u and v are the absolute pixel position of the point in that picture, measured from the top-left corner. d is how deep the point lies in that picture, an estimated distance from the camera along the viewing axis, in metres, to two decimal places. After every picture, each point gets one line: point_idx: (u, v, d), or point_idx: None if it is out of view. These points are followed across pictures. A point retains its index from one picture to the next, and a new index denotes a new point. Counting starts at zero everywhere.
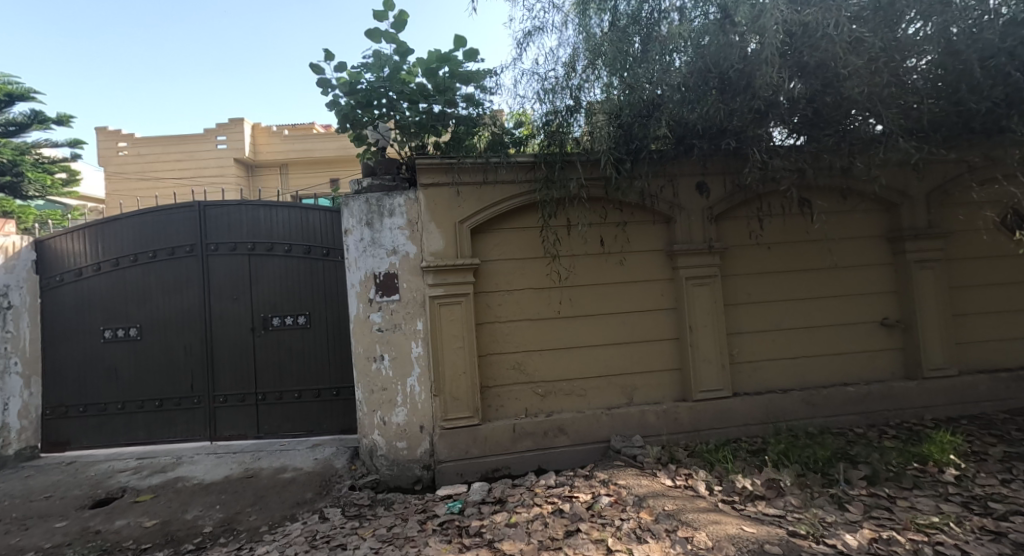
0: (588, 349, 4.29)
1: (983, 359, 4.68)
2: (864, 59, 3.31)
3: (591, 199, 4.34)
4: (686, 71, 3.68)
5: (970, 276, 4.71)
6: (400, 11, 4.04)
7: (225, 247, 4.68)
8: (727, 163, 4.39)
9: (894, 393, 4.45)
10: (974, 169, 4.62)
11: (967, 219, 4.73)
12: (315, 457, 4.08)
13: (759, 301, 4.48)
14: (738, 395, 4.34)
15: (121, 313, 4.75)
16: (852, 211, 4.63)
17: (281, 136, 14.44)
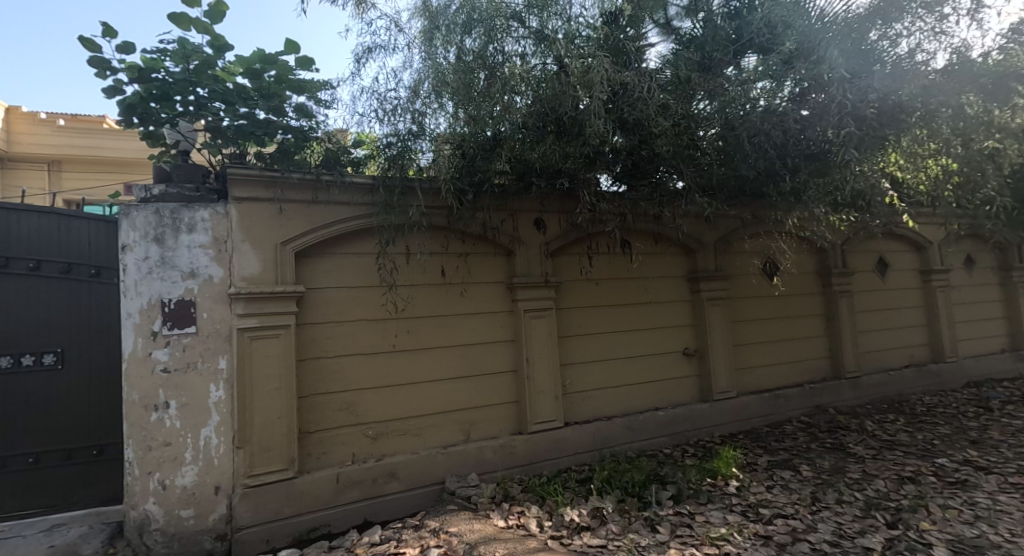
0: (425, 385, 4.06)
1: (754, 382, 5.66)
2: (669, 121, 3.84)
3: (432, 227, 4.20)
4: (526, 111, 3.79)
5: (745, 312, 5.69)
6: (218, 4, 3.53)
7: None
8: (561, 203, 4.68)
9: (693, 415, 5.09)
10: (747, 225, 5.69)
11: (742, 266, 5.75)
12: (51, 543, 3.06)
13: (588, 334, 4.77)
14: (569, 424, 4.51)
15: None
16: (661, 253, 5.27)
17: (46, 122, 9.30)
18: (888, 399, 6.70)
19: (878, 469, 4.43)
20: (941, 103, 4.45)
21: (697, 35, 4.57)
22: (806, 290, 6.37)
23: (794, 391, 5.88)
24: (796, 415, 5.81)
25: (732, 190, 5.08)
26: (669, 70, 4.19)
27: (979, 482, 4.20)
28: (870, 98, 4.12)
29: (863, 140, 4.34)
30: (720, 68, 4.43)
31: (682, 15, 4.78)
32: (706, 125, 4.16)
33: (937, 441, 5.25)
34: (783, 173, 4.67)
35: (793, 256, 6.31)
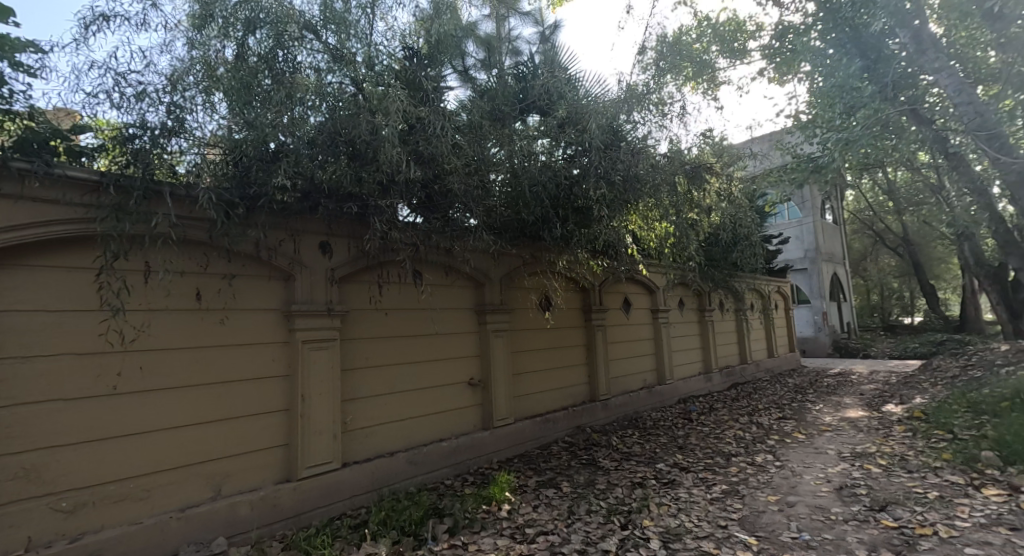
0: (162, 434, 3.30)
1: (529, 408, 6.20)
2: (459, 159, 4.14)
3: (187, 242, 3.52)
4: (317, 128, 3.56)
5: (523, 343, 6.25)
6: None
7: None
8: (352, 228, 4.44)
9: (475, 443, 5.27)
10: (528, 263, 6.29)
11: (522, 300, 6.32)
12: None
13: (374, 366, 4.57)
14: (347, 465, 4.18)
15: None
16: (452, 285, 5.42)
17: None
18: (628, 417, 8.04)
19: (618, 478, 5.23)
20: (663, 179, 5.86)
21: (488, 88, 5.02)
22: (572, 323, 7.32)
23: (560, 414, 6.62)
24: (560, 435, 6.54)
25: (515, 231, 5.60)
26: (466, 112, 4.57)
27: (682, 481, 5.29)
28: (618, 167, 5.16)
29: (614, 202, 5.33)
30: (510, 120, 4.97)
31: (479, 66, 5.20)
32: (495, 167, 4.60)
33: (658, 449, 6.49)
34: (554, 221, 5.31)
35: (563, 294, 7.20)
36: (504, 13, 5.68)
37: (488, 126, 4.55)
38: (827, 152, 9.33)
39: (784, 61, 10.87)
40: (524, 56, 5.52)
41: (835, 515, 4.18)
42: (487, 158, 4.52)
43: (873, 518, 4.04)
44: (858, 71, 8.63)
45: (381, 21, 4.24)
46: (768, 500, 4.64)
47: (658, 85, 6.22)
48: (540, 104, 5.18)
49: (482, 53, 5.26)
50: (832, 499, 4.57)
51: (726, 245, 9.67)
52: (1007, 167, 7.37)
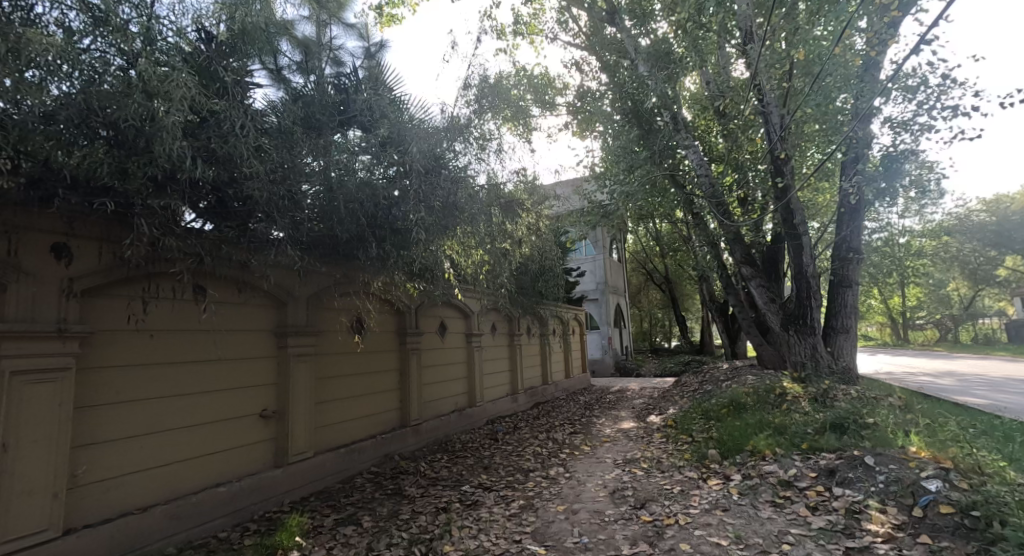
0: None
1: (331, 440, 5.92)
2: (263, 164, 3.88)
3: None
4: (62, 99, 2.86)
5: (329, 369, 6.00)
6: None
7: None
8: (109, 229, 3.66)
9: (261, 485, 4.85)
10: (340, 282, 5.98)
11: (330, 322, 6.07)
12: None
13: (127, 401, 3.85)
14: (75, 530, 3.40)
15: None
16: (245, 304, 4.94)
17: None
18: (439, 441, 8.02)
19: (422, 505, 5.23)
20: (479, 210, 6.17)
21: (303, 94, 4.71)
22: (385, 346, 7.18)
23: (367, 444, 6.42)
24: (366, 466, 6.33)
25: (325, 248, 5.27)
26: (276, 114, 4.38)
27: (484, 500, 5.48)
28: (436, 194, 5.30)
29: (432, 228, 5.39)
30: (327, 133, 4.70)
31: (293, 68, 4.84)
32: (307, 178, 4.37)
33: (464, 471, 6.63)
34: (370, 241, 5.10)
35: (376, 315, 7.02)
36: (326, 19, 5.41)
37: (300, 133, 4.37)
38: (613, 202, 10.95)
39: (584, 119, 12.54)
40: (346, 67, 5.26)
41: (608, 516, 4.77)
42: (299, 167, 4.30)
43: (635, 515, 4.71)
44: (636, 138, 10.43)
45: None
46: (557, 510, 5.07)
47: (479, 122, 6.57)
48: (361, 120, 5.06)
49: (298, 56, 4.94)
50: (607, 502, 5.21)
51: (533, 275, 10.56)
52: (730, 227, 9.62)
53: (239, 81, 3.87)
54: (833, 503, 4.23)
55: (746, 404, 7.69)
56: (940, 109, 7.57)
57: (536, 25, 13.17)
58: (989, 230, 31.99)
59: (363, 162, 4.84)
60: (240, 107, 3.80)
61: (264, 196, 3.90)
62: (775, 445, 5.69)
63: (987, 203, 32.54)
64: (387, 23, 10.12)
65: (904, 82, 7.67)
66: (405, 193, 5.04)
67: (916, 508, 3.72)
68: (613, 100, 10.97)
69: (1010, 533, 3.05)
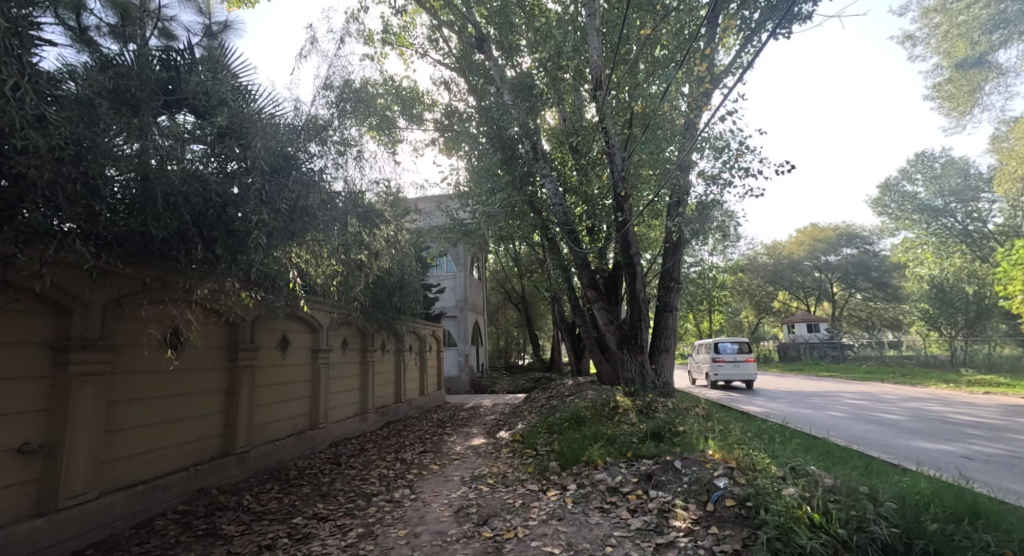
0: None
1: (125, 476, 4.97)
2: (47, 139, 3.17)
3: None
4: None
5: (127, 391, 5.05)
6: None
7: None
8: None
9: (10, 541, 3.86)
10: (150, 288, 5.14)
11: (133, 335, 5.13)
12: None
13: None
14: None
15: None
16: (4, 310, 4.00)
17: None
18: (270, 469, 7.22)
19: (241, 545, 4.65)
20: (333, 218, 5.79)
21: (116, 65, 3.97)
22: (209, 363, 6.30)
23: (175, 478, 5.52)
24: (172, 505, 5.42)
25: (134, 245, 4.48)
26: (76, 83, 3.63)
27: (318, 532, 5.04)
28: (281, 197, 4.85)
29: (275, 233, 4.90)
30: (147, 112, 4.01)
31: (105, 32, 4.09)
32: (113, 164, 3.65)
33: (297, 502, 6.01)
34: (195, 242, 4.44)
35: (200, 327, 6.15)
36: None
37: (105, 109, 3.65)
38: (475, 221, 11.16)
39: (450, 138, 12.66)
40: (179, 43, 4.64)
41: (450, 536, 4.70)
42: (102, 148, 3.57)
43: (477, 533, 4.72)
44: (498, 162, 10.84)
45: None
46: (397, 535, 4.86)
47: (339, 125, 6.23)
48: (195, 105, 4.43)
49: (112, 19, 4.17)
50: (450, 522, 5.15)
51: (389, 289, 10.22)
52: (578, 253, 10.43)
53: (18, 35, 3.13)
54: (648, 504, 4.72)
55: (585, 417, 8.29)
56: (738, 169, 9.20)
57: (406, 38, 13.05)
58: (771, 270, 39.55)
59: (193, 151, 4.25)
60: (14, 65, 3.06)
61: (43, 176, 3.18)
62: (606, 454, 6.22)
63: (770, 248, 40.22)
64: (236, 5, 9.15)
65: (715, 143, 9.16)
66: (243, 192, 4.52)
67: (709, 503, 4.32)
68: (479, 124, 11.30)
69: (771, 517, 3.69)
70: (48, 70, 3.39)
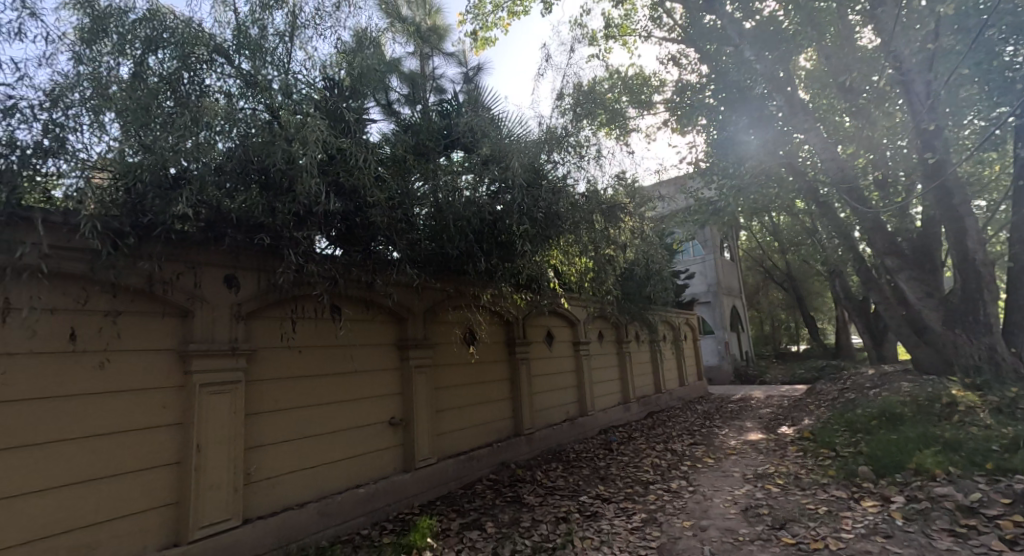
0: (15, 500, 2.95)
1: (451, 447, 6.27)
2: (382, 192, 4.26)
3: (64, 275, 3.27)
4: (227, 154, 3.46)
5: (445, 379, 6.36)
6: None
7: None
8: (263, 261, 4.41)
9: (393, 488, 5.29)
10: (451, 296, 6.40)
11: (445, 334, 6.44)
12: None
13: (277, 409, 4.44)
14: (248, 522, 3.99)
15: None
16: (370, 320, 5.51)
17: None
18: (552, 450, 8.06)
19: (542, 514, 5.31)
20: (583, 217, 6.13)
21: (411, 123, 5.07)
22: (496, 356, 7.43)
23: (484, 451, 6.68)
24: (485, 473, 6.58)
25: (438, 264, 5.62)
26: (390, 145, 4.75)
27: (605, 511, 5.38)
28: (539, 206, 5.38)
29: (536, 238, 5.45)
30: (434, 156, 5.04)
31: (403, 101, 5.24)
32: (417, 202, 4.67)
33: (581, 481, 6.54)
34: (478, 255, 5.32)
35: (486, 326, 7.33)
36: (429, 52, 5.90)
37: (411, 159, 4.71)
38: (723, 198, 10.26)
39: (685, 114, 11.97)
40: (447, 94, 5.64)
41: (742, 536, 4.42)
42: (411, 192, 4.61)
43: (775, 536, 4.31)
44: None
45: (299, 51, 4.21)
46: (684, 526, 4.81)
47: (575, 130, 6.56)
48: (466, 141, 5.28)
49: (406, 89, 5.32)
50: (739, 520, 4.83)
51: (639, 280, 10.25)
52: (867, 215, 8.54)
53: (356, 118, 4.27)
54: None
55: (902, 415, 6.72)
56: None
57: (629, 25, 12.90)
58: None
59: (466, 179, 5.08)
60: (358, 142, 4.19)
61: (383, 220, 4.25)
62: (947, 463, 4.91)
63: None
64: (482, 47, 10.54)
65: None
66: (508, 206, 5.20)
67: None
68: (717, 91, 10.36)
69: None
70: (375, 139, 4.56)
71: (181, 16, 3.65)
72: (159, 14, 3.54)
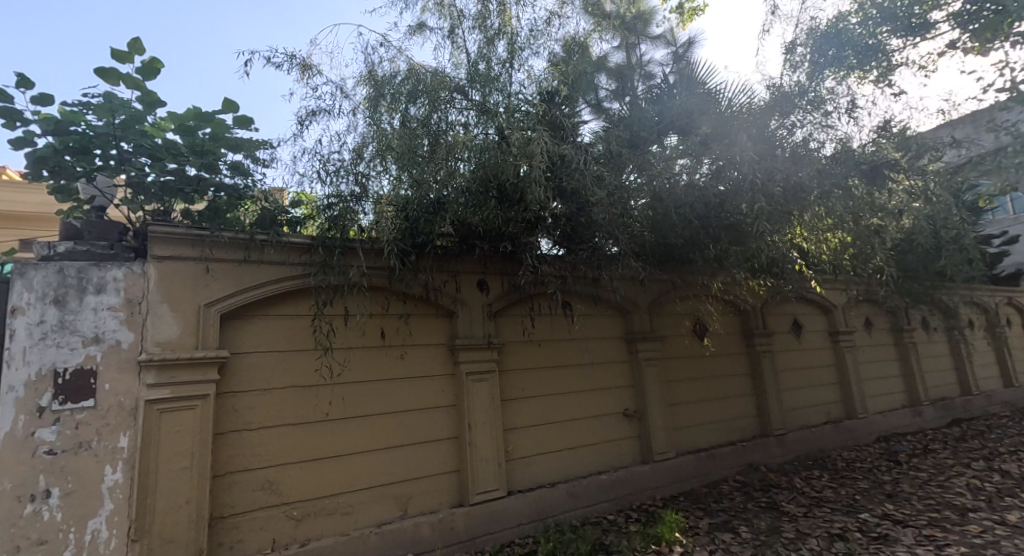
0: (357, 457, 3.94)
1: (691, 442, 6.03)
2: (604, 192, 4.14)
3: (373, 288, 4.27)
4: (470, 176, 3.99)
5: (679, 373, 6.16)
6: (134, 39, 3.28)
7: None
8: (504, 265, 4.98)
9: (634, 478, 5.37)
10: (678, 287, 6.24)
11: (674, 326, 6.27)
12: None
13: (526, 397, 4.96)
14: (511, 494, 4.55)
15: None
16: (599, 315, 5.72)
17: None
18: (813, 456, 7.02)
19: (810, 527, 4.67)
20: (834, 186, 5.19)
21: (623, 116, 4.86)
22: (733, 349, 6.87)
23: (729, 450, 6.23)
24: (732, 474, 6.13)
25: (662, 255, 5.51)
26: (599, 146, 4.48)
27: (899, 536, 4.44)
28: (778, 180, 4.65)
29: (776, 215, 4.82)
30: (645, 147, 4.69)
31: (611, 96, 5.20)
32: (632, 195, 4.46)
33: (858, 496, 5.52)
34: None
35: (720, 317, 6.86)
36: (634, 42, 5.80)
37: (617, 150, 4.39)
38: None
39: None
40: (657, 79, 5.36)
41: None
42: (625, 186, 4.43)
43: None
44: None
45: (519, 72, 4.60)
46: None
47: (818, 81, 5.37)
48: (676, 125, 4.86)
49: (615, 85, 5.27)
50: None
51: (925, 253, 8.12)
52: None
53: (558, 127, 4.28)
54: None
55: None
56: None
57: None
58: None
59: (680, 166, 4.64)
60: (574, 150, 4.15)
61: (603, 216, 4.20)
62: None
63: None
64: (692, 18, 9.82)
65: None
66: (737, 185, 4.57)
67: None
68: None
69: None
70: (582, 142, 4.35)
71: (428, 67, 4.37)
72: (414, 71, 4.32)
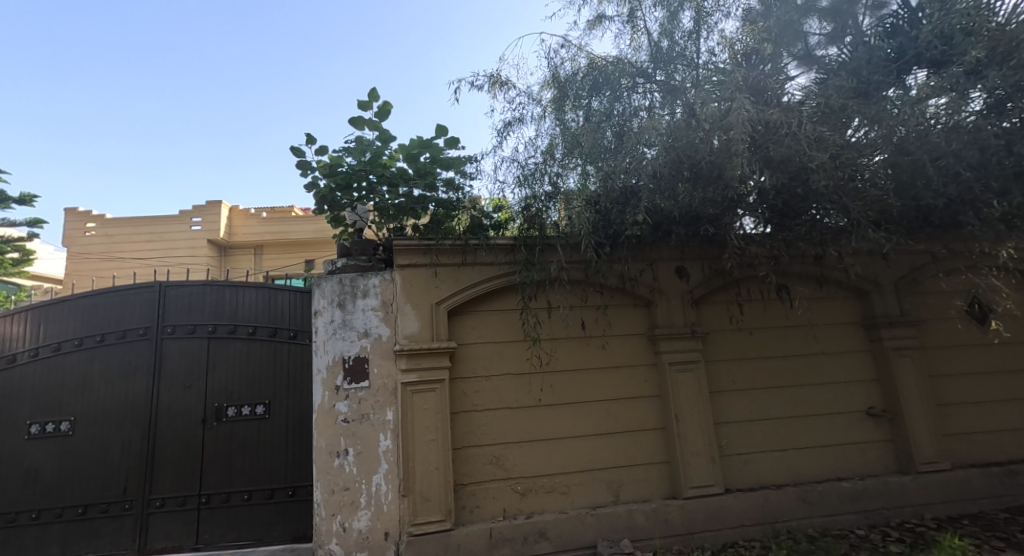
0: (569, 441, 4.17)
1: (973, 454, 4.80)
2: (827, 153, 3.54)
3: (572, 282, 4.46)
4: (657, 161, 3.80)
5: (945, 365, 4.97)
6: (373, 91, 4.05)
7: (134, 332, 3.80)
8: (704, 249, 4.69)
9: (890, 489, 4.51)
10: (939, 259, 5.05)
11: (936, 308, 5.09)
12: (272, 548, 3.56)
13: (740, 389, 4.59)
14: (730, 492, 4.28)
15: (19, 403, 3.66)
16: (825, 297, 4.97)
17: (280, 240, 11.00)
18: None
19: None
20: None
21: (844, 60, 4.14)
22: None
23: None
24: None
25: (914, 220, 4.49)
26: (807, 101, 3.76)
27: None
28: None
29: None
30: (880, 89, 3.92)
31: (825, 42, 4.40)
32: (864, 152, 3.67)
33: None
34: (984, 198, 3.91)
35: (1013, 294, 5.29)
36: None
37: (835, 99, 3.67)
38: None
39: None
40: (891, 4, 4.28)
41: None
42: (853, 144, 3.68)
43: None
44: None
45: (708, 39, 4.25)
46: None
47: None
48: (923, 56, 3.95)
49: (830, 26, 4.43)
50: None
51: None
52: None
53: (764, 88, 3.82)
54: None
55: None
56: None
57: None
58: None
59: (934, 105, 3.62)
60: (783, 113, 3.60)
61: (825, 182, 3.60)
62: None
63: None
64: None
65: None
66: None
67: None
68: None
69: None
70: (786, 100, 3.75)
71: (608, 56, 4.35)
72: (594, 64, 4.33)
